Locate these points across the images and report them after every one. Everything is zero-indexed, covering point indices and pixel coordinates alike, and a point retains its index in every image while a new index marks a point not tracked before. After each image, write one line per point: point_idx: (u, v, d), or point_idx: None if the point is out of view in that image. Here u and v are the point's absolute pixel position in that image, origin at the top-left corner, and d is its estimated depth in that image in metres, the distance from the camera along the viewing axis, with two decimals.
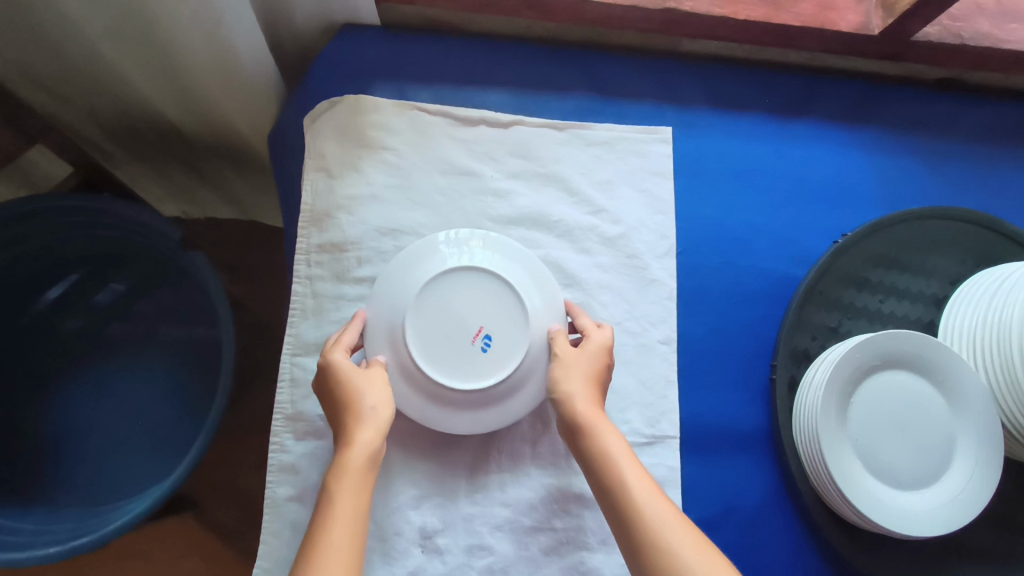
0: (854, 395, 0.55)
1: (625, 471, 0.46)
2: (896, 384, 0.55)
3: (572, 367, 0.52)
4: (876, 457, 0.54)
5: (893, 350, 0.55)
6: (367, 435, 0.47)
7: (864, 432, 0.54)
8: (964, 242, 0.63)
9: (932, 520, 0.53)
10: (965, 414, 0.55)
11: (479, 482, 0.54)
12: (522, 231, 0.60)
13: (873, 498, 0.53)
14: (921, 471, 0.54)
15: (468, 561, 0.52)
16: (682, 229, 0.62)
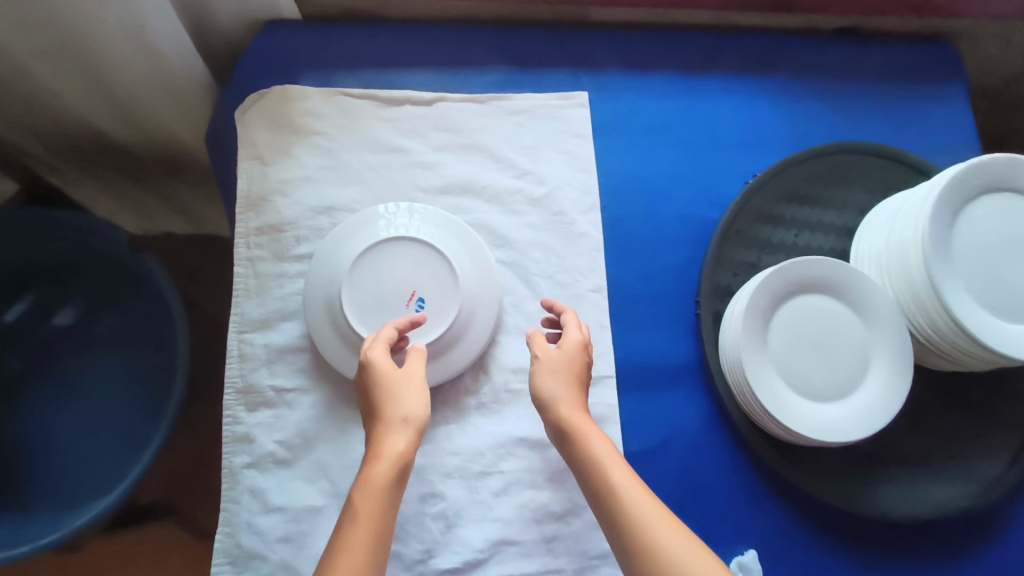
0: (772, 321, 0.59)
1: (611, 474, 0.46)
2: (812, 307, 0.60)
3: (549, 369, 0.53)
4: (798, 376, 0.58)
5: (805, 275, 0.59)
6: (399, 445, 0.46)
7: (784, 354, 0.58)
8: (870, 173, 0.67)
9: (854, 427, 0.57)
10: (877, 327, 0.59)
11: (428, 435, 0.57)
12: (453, 199, 0.63)
13: (799, 414, 0.57)
14: (841, 384, 0.58)
15: (421, 510, 0.55)
16: (605, 184, 0.65)
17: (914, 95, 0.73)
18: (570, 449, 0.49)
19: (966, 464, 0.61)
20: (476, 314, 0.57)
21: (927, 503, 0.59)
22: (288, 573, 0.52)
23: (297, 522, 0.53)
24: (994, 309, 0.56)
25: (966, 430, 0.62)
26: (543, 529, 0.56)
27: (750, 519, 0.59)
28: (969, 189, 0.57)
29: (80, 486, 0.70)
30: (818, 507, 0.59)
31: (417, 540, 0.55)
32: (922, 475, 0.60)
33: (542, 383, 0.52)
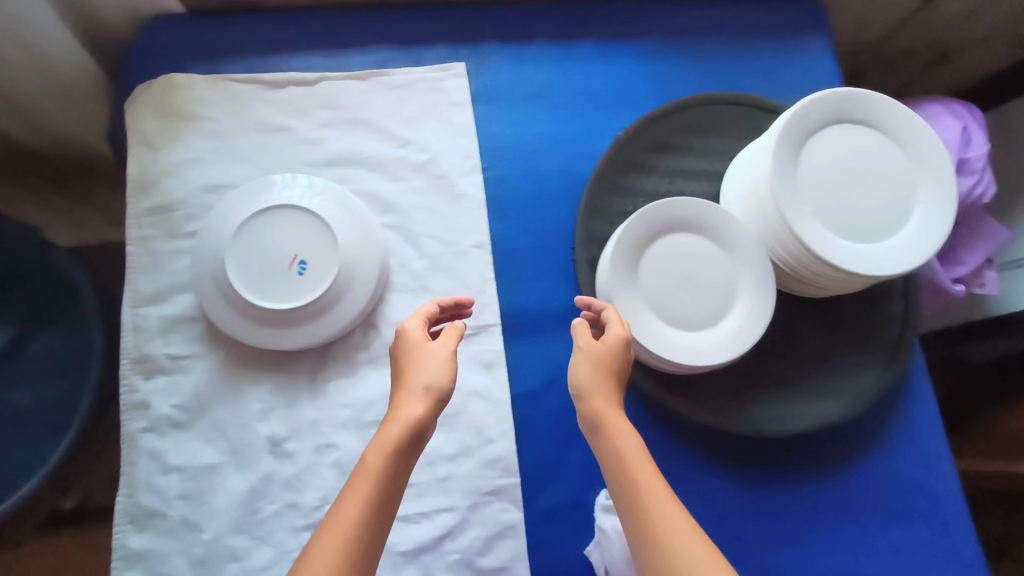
0: (641, 261, 0.62)
1: (638, 471, 0.47)
2: (679, 244, 0.63)
3: (589, 362, 0.53)
4: (668, 309, 0.61)
5: (670, 215, 0.63)
6: (416, 410, 0.47)
7: (654, 290, 0.62)
8: (736, 121, 0.71)
9: (722, 353, 0.60)
10: (742, 258, 0.63)
11: (320, 389, 0.60)
12: (339, 169, 0.66)
13: (669, 345, 0.60)
14: (710, 313, 0.62)
15: (317, 460, 0.58)
16: (485, 148, 0.69)
17: (781, 47, 0.77)
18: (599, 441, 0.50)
19: (839, 382, 0.65)
20: (357, 273, 0.60)
21: (803, 419, 0.63)
22: (189, 528, 0.55)
23: (195, 479, 0.56)
24: (841, 232, 0.60)
25: (837, 350, 0.66)
26: (435, 470, 0.59)
27: (634, 446, 0.63)
28: (809, 123, 0.61)
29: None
30: (697, 430, 0.64)
31: (314, 488, 0.57)
32: (795, 394, 0.64)
33: (578, 372, 0.54)
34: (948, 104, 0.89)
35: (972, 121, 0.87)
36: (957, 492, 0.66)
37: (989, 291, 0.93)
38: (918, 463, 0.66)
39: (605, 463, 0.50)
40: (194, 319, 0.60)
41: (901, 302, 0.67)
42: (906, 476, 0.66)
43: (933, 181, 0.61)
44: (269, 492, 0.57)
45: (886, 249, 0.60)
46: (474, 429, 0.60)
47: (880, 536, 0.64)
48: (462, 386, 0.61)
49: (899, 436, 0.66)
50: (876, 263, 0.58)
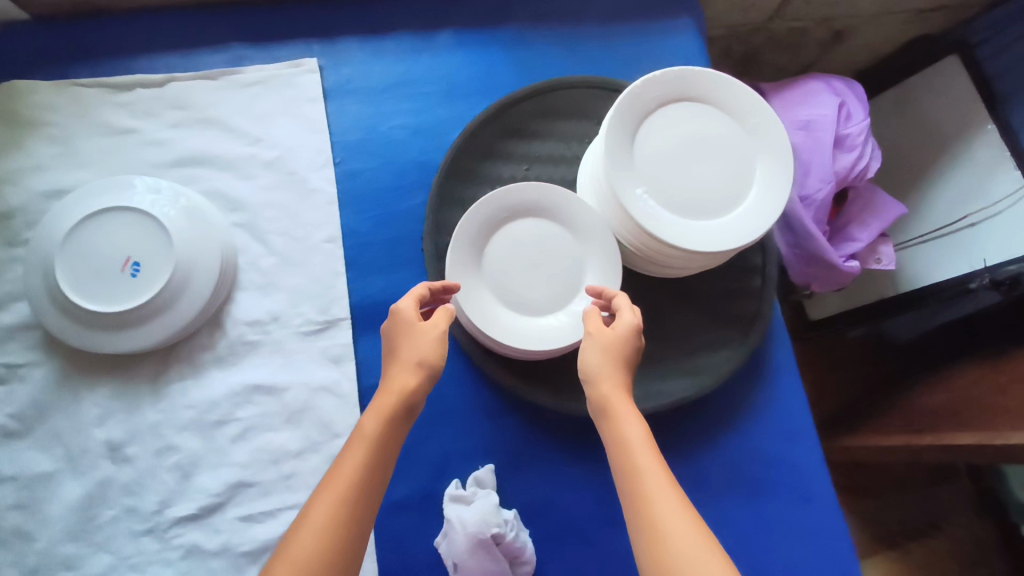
0: (487, 248, 0.62)
1: (639, 457, 0.47)
2: (525, 230, 0.63)
3: (598, 346, 0.54)
4: (513, 296, 0.62)
5: (515, 201, 0.63)
6: (409, 383, 0.50)
7: (499, 277, 0.62)
8: (597, 105, 0.71)
9: (565, 337, 0.60)
10: (589, 241, 0.62)
11: (162, 392, 0.59)
12: (186, 171, 0.66)
13: (512, 331, 0.60)
14: (555, 299, 0.62)
15: (158, 463, 0.58)
16: (339, 142, 0.68)
17: (647, 29, 0.77)
18: (604, 425, 0.51)
19: (695, 360, 0.65)
20: (193, 270, 0.60)
21: (657, 398, 0.63)
22: (21, 538, 0.55)
23: (30, 489, 0.56)
24: (678, 210, 0.60)
25: (695, 328, 0.66)
26: (280, 468, 0.59)
27: (487, 434, 0.62)
28: (644, 102, 0.60)
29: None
30: (554, 417, 0.63)
31: (153, 491, 0.57)
32: (650, 372, 0.65)
33: (587, 356, 0.54)
34: (829, 80, 0.90)
35: (850, 96, 0.88)
36: (819, 464, 0.66)
37: (886, 265, 0.94)
38: (779, 437, 0.66)
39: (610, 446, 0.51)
40: (31, 327, 0.59)
41: (758, 278, 0.68)
42: (766, 450, 0.66)
43: (772, 156, 0.61)
44: (107, 498, 0.56)
45: (723, 226, 0.59)
46: (320, 425, 0.60)
47: (741, 511, 0.64)
48: (309, 382, 0.61)
49: (760, 411, 0.67)
50: (711, 240, 0.58)
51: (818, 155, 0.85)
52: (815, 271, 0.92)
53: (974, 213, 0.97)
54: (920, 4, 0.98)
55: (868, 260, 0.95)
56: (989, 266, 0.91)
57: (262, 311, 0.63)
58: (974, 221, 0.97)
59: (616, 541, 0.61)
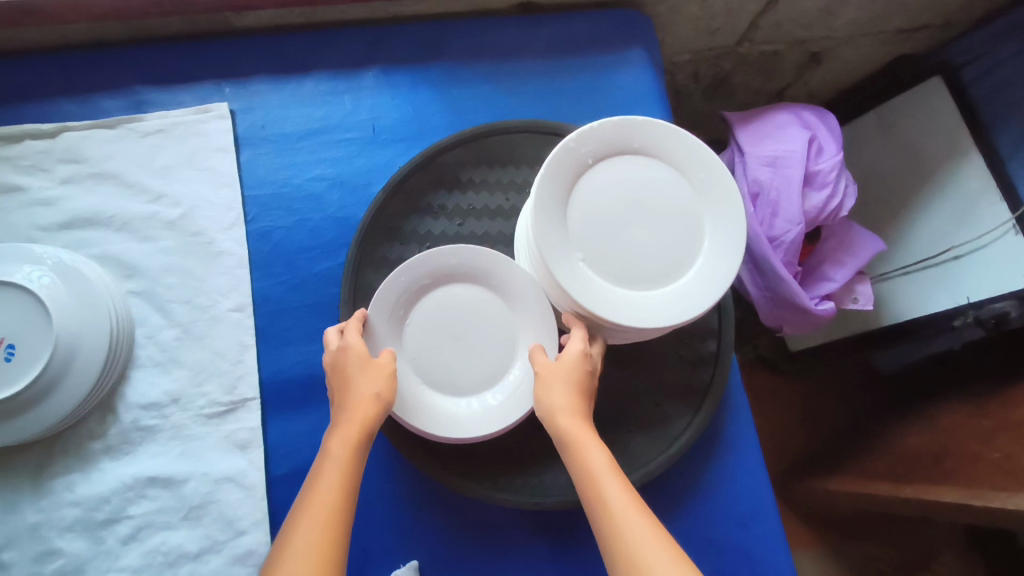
0: (409, 318, 0.55)
1: (607, 487, 0.44)
2: (452, 297, 0.56)
3: (553, 382, 0.49)
4: (437, 373, 0.55)
5: (441, 263, 0.55)
6: (369, 413, 0.47)
7: (421, 351, 0.55)
8: (536, 151, 0.65)
9: (493, 424, 0.53)
10: (524, 312, 0.55)
11: (44, 486, 0.53)
12: (77, 233, 0.59)
13: (434, 416, 0.53)
14: (485, 377, 0.55)
15: (36, 570, 0.51)
16: (250, 197, 0.63)
17: (595, 64, 0.70)
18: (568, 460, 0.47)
19: (643, 438, 0.59)
20: (78, 351, 0.53)
21: None
22: None
23: None
24: (616, 279, 0.54)
25: (642, 400, 0.60)
26: (176, 572, 0.53)
27: (409, 526, 0.56)
28: (578, 158, 0.54)
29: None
30: (483, 507, 0.57)
31: None
32: None
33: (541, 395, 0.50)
34: (798, 111, 0.84)
35: (822, 129, 0.82)
36: (781, 551, 0.60)
37: (864, 306, 0.88)
38: (735, 521, 0.60)
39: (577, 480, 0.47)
40: None
41: (714, 342, 0.62)
42: (720, 537, 0.59)
43: (723, 216, 0.55)
44: None
45: (667, 295, 0.54)
46: (223, 521, 0.54)
47: None
48: (210, 471, 0.55)
49: (714, 492, 0.60)
50: (651, 313, 0.52)
51: (786, 194, 0.79)
52: (786, 313, 0.86)
53: (959, 246, 0.90)
54: (899, 24, 0.92)
55: (844, 299, 0.89)
56: (974, 302, 0.85)
57: (159, 392, 0.56)
58: (959, 254, 0.90)
59: None
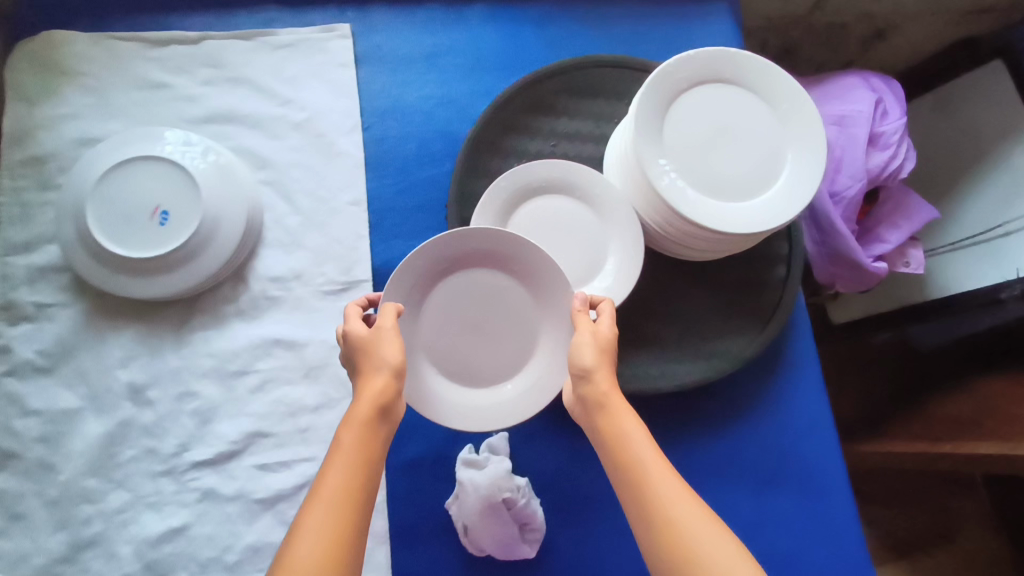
0: (425, 300, 0.55)
1: (644, 456, 0.44)
2: (469, 281, 0.55)
3: (584, 342, 0.48)
4: (453, 359, 0.56)
5: (459, 247, 0.53)
6: (379, 387, 0.45)
7: (436, 336, 0.55)
8: (625, 85, 0.71)
9: (512, 415, 0.54)
10: (545, 300, 0.55)
11: (185, 338, 0.61)
12: (216, 127, 0.66)
13: (451, 405, 0.54)
14: (503, 365, 0.56)
15: (178, 407, 0.59)
16: (366, 108, 0.69)
17: (681, 14, 0.76)
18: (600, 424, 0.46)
19: (716, 346, 0.65)
20: (220, 224, 0.60)
21: (673, 378, 0.63)
22: (45, 470, 0.56)
23: (54, 423, 0.57)
24: (705, 193, 0.60)
25: (715, 314, 0.66)
26: (297, 421, 0.60)
27: None
28: (675, 82, 0.60)
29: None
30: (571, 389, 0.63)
31: (173, 435, 0.58)
32: (671, 354, 0.64)
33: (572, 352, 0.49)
34: (866, 76, 0.88)
35: (888, 94, 0.87)
36: (834, 457, 0.66)
37: (916, 269, 0.92)
38: (795, 430, 0.66)
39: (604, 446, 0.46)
40: (61, 268, 0.60)
41: (783, 269, 0.67)
42: (779, 442, 0.65)
43: (807, 141, 0.60)
44: (127, 438, 0.58)
45: (751, 209, 0.59)
46: (338, 382, 0.61)
47: (751, 502, 0.64)
48: (329, 339, 0.62)
49: (777, 402, 0.66)
50: (740, 220, 0.58)
51: (852, 152, 0.84)
52: (840, 270, 0.91)
53: (1011, 222, 0.93)
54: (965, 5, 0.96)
55: (897, 263, 0.94)
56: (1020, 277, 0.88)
57: (285, 268, 0.64)
58: (1008, 231, 0.93)
59: None
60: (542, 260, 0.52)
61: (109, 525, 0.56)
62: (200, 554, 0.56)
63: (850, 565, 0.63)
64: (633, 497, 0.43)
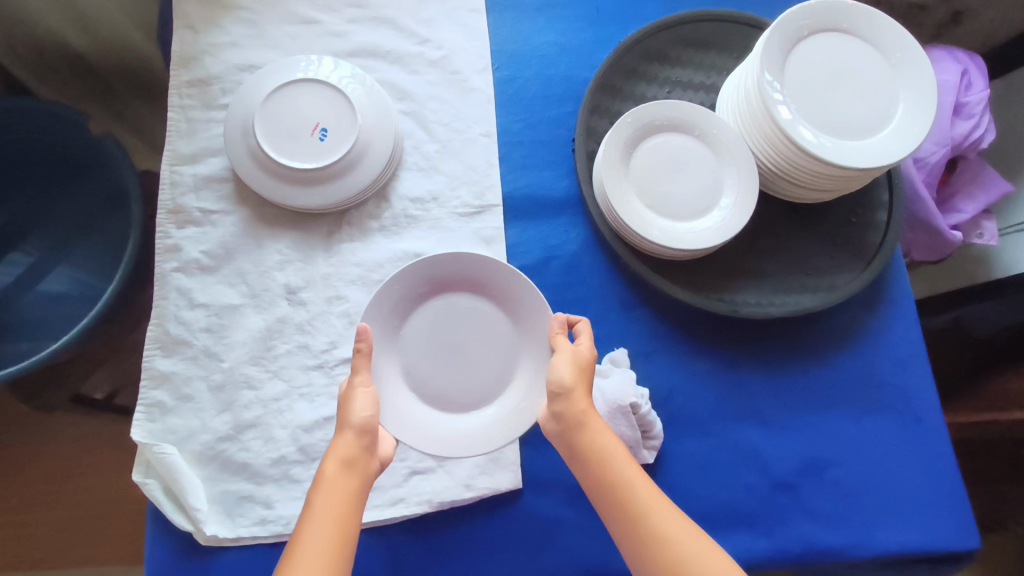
0: (404, 327, 0.61)
1: (625, 465, 0.51)
2: (448, 308, 0.62)
3: (563, 361, 0.54)
4: (430, 382, 0.60)
5: (440, 273, 0.61)
6: (346, 446, 0.50)
7: (413, 361, 0.60)
8: (735, 39, 0.74)
9: (483, 437, 0.57)
10: (522, 325, 0.61)
11: (334, 246, 0.66)
12: (360, 61, 0.72)
13: (423, 426, 0.57)
14: (477, 392, 0.60)
15: (329, 309, 0.64)
16: (495, 51, 0.74)
17: None
18: (581, 439, 0.52)
19: (820, 279, 0.69)
20: (371, 144, 0.65)
21: (780, 307, 0.67)
22: (210, 357, 0.62)
23: (218, 316, 0.63)
24: (821, 129, 0.64)
25: (818, 251, 0.70)
26: None
27: (624, 322, 0.68)
28: (795, 28, 0.65)
29: (17, 337, 0.89)
30: (687, 310, 0.69)
31: (325, 333, 0.63)
32: (777, 284, 0.68)
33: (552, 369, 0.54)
34: (951, 51, 0.93)
35: (972, 67, 0.91)
36: (929, 389, 0.69)
37: (988, 240, 0.95)
38: (894, 362, 0.69)
39: (582, 459, 0.52)
40: (225, 178, 0.67)
41: (884, 213, 0.71)
42: (879, 372, 0.69)
43: (917, 87, 0.65)
44: (283, 333, 0.63)
45: (862, 147, 0.63)
46: None
47: (851, 426, 0.68)
48: None
49: (877, 335, 0.70)
50: (855, 156, 0.62)
51: (939, 119, 0.87)
52: (918, 236, 0.92)
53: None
54: None
55: (970, 234, 0.97)
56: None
57: (423, 190, 0.69)
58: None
59: (733, 435, 0.67)
60: (516, 281, 0.59)
61: (267, 411, 0.61)
62: None
63: (946, 484, 0.66)
64: (616, 512, 0.50)
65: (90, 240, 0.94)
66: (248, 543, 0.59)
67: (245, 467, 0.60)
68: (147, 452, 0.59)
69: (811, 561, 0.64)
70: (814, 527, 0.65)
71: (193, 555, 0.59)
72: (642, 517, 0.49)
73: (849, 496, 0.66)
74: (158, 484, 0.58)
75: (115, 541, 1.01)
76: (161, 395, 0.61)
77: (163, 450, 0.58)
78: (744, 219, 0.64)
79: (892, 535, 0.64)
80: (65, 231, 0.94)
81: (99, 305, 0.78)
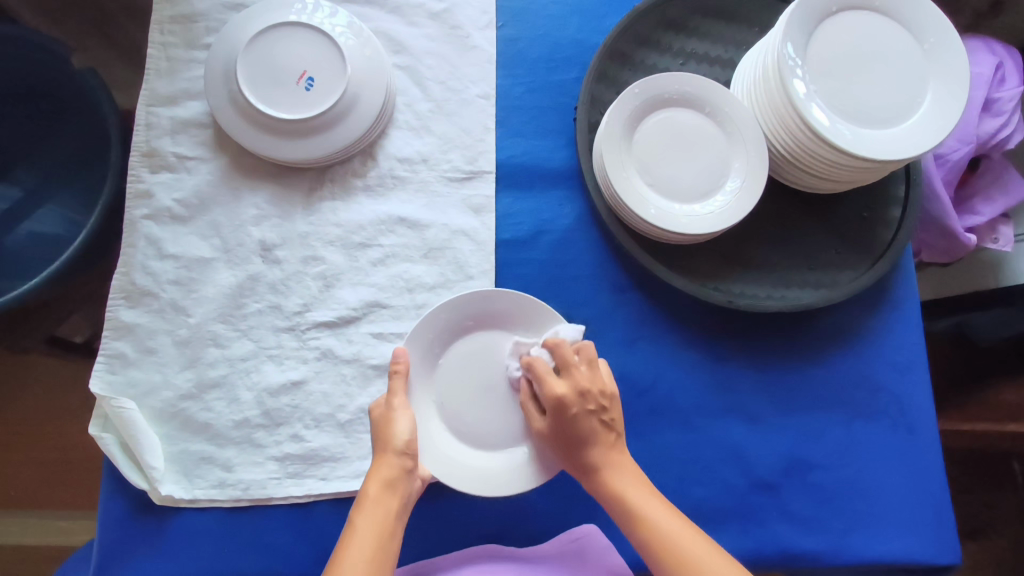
0: (444, 358, 0.58)
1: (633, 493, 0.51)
2: (492, 345, 0.58)
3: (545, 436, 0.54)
4: (464, 418, 0.57)
5: (488, 307, 0.58)
6: (391, 470, 0.49)
7: (449, 394, 0.58)
8: (762, 12, 0.69)
9: (509, 480, 0.55)
10: None
11: (313, 204, 0.63)
12: (355, 7, 0.68)
13: (450, 461, 0.55)
14: (508, 434, 0.57)
15: (303, 269, 0.61)
16: (501, 6, 0.69)
17: None
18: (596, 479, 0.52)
19: (821, 274, 0.65)
20: (360, 98, 0.61)
21: (780, 300, 0.64)
22: (176, 311, 0.60)
23: (188, 268, 0.60)
24: (840, 112, 0.59)
25: (827, 244, 0.66)
26: (414, 297, 0.62)
27: (614, 306, 0.65)
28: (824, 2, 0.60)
29: (7, 274, 0.86)
30: (679, 295, 0.65)
31: (298, 294, 0.61)
32: (779, 277, 0.65)
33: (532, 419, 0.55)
34: (988, 42, 0.87)
35: (1008, 60, 0.86)
36: (924, 396, 0.66)
37: (1003, 246, 0.89)
38: (891, 367, 0.66)
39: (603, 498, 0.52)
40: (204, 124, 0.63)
41: (899, 209, 0.67)
42: (875, 376, 0.66)
43: (949, 77, 0.60)
44: (254, 292, 0.60)
45: (881, 138, 0.59)
46: (455, 265, 0.63)
47: (841, 429, 0.65)
48: (449, 224, 0.64)
49: (877, 337, 0.67)
50: (871, 147, 0.58)
51: (966, 113, 0.82)
52: (932, 237, 0.87)
53: None
54: None
55: (985, 237, 0.90)
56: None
57: (413, 150, 0.65)
58: None
59: (716, 430, 0.64)
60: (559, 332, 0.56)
61: (233, 370, 0.59)
62: (315, 409, 0.58)
63: (931, 497, 0.64)
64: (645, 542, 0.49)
65: (73, 182, 0.91)
66: (205, 506, 0.57)
67: (206, 427, 0.58)
68: (104, 405, 0.57)
69: (782, 564, 0.62)
70: (789, 529, 0.62)
71: (148, 514, 0.57)
72: (662, 535, 0.48)
73: (829, 501, 0.63)
74: (114, 439, 0.56)
75: (74, 487, 1.00)
76: (123, 347, 0.59)
77: (121, 405, 0.56)
78: (748, 208, 0.61)
79: (869, 544, 0.62)
80: (51, 169, 0.91)
81: (68, 252, 0.75)
